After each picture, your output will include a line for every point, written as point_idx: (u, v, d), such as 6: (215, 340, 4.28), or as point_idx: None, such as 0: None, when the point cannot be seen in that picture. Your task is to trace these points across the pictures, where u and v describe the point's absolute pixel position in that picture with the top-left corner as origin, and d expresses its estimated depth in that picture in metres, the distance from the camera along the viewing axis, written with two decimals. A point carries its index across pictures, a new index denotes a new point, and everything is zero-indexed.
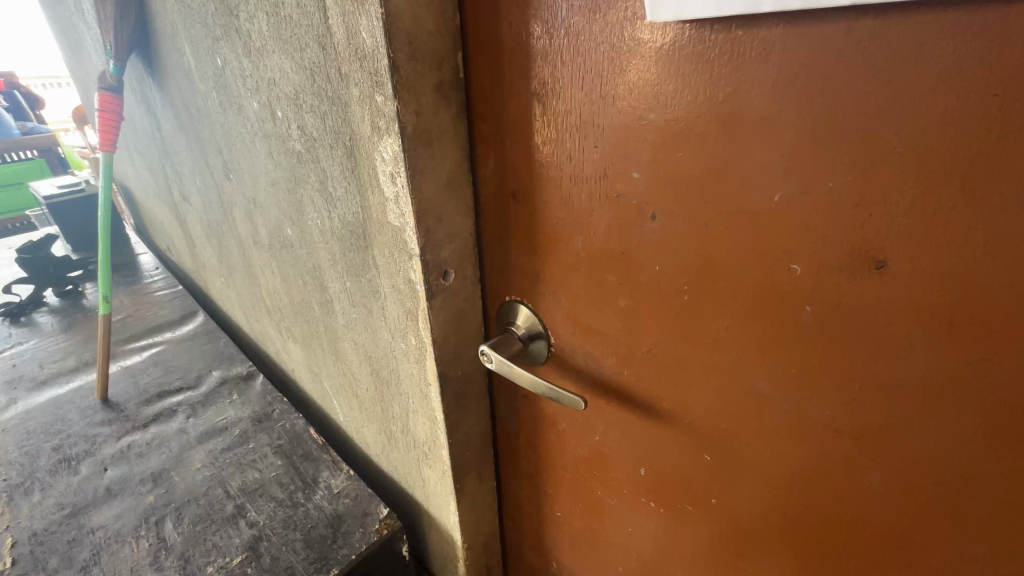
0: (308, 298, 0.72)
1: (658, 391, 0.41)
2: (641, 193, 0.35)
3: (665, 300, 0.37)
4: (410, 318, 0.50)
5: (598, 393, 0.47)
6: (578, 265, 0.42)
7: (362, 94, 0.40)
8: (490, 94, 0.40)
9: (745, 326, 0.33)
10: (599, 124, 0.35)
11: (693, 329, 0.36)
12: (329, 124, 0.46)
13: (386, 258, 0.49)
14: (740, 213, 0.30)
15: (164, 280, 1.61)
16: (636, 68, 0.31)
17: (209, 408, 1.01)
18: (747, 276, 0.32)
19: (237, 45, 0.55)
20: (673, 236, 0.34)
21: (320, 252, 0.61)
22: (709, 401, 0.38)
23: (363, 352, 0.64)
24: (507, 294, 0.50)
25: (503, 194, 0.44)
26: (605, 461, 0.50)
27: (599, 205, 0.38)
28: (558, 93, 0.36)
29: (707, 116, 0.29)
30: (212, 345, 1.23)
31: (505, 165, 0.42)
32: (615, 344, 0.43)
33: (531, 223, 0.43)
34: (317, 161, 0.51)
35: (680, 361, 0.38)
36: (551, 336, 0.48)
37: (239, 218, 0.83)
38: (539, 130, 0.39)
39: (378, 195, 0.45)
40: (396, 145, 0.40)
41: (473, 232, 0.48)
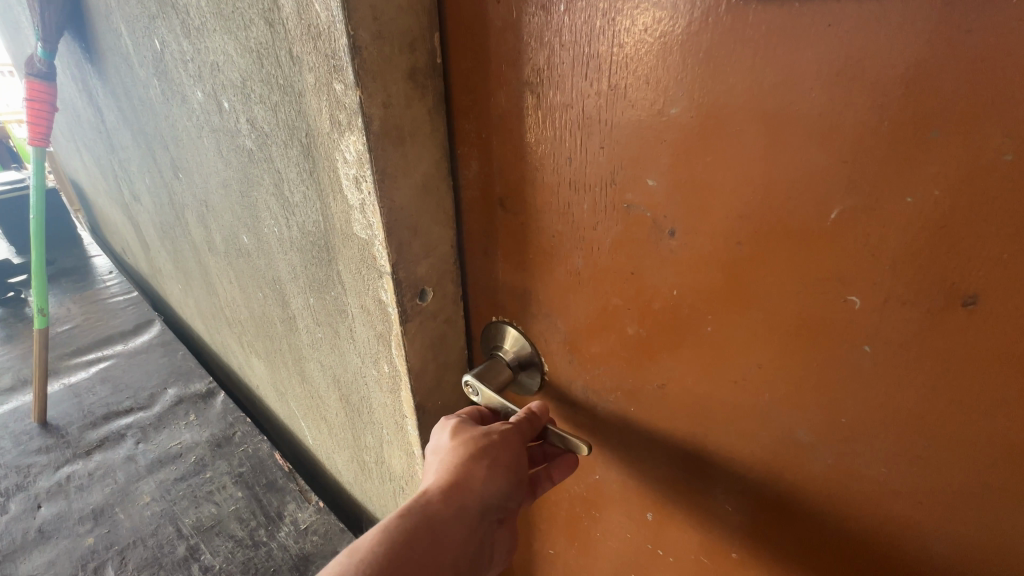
0: (269, 313, 0.64)
1: (670, 431, 0.36)
2: (658, 202, 0.29)
3: (684, 329, 0.31)
4: (382, 342, 0.43)
5: (599, 428, 0.41)
6: (578, 284, 0.36)
7: (319, 81, 0.33)
8: (473, 83, 0.34)
9: (782, 364, 0.28)
10: (607, 120, 0.29)
11: (715, 365, 0.31)
12: (282, 117, 0.39)
13: (353, 275, 0.42)
14: (784, 230, 0.25)
15: (119, 285, 1.49)
16: (654, 52, 0.25)
17: (162, 431, 0.93)
18: (790, 308, 0.26)
19: (175, 24, 0.47)
20: (697, 257, 0.29)
21: (279, 264, 0.54)
22: (732, 444, 0.33)
23: (331, 376, 0.57)
24: (493, 315, 0.43)
25: (488, 202, 0.38)
26: (606, 501, 0.44)
27: (604, 217, 0.32)
28: (557, 81, 0.30)
29: (747, 113, 0.24)
30: (168, 358, 1.14)
31: (492, 167, 0.36)
32: (620, 376, 0.37)
33: (522, 235, 0.37)
34: (270, 160, 0.44)
35: (699, 399, 0.33)
36: (544, 362, 0.42)
37: (192, 222, 0.75)
38: (532, 128, 0.32)
39: (341, 203, 0.38)
40: (360, 143, 0.33)
41: (455, 244, 0.42)
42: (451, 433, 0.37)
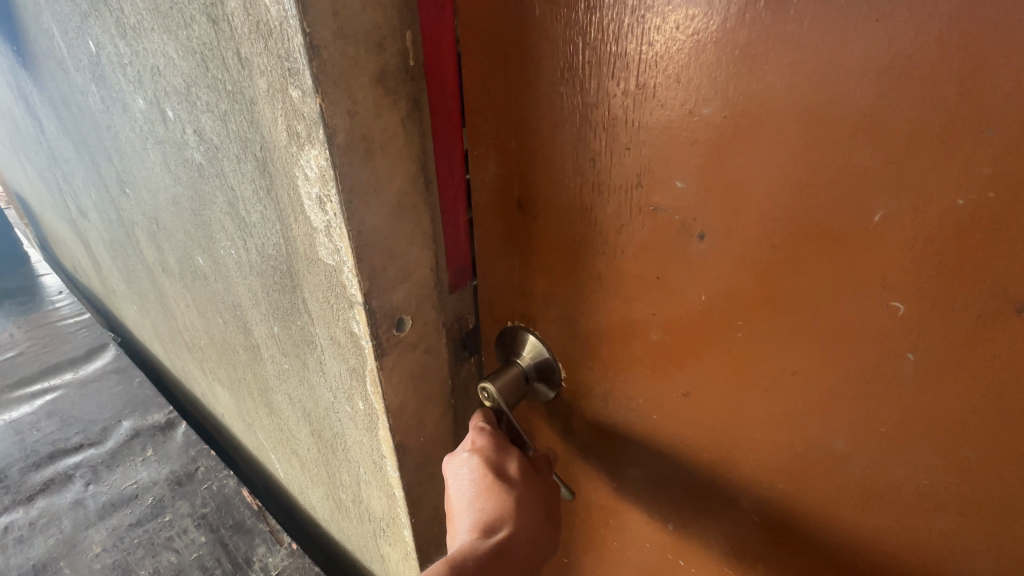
0: (230, 340, 0.59)
1: (696, 444, 0.33)
2: (683, 205, 0.26)
3: (713, 337, 0.29)
4: (355, 378, 0.39)
5: (620, 440, 0.38)
6: (600, 287, 0.33)
7: (271, 87, 0.29)
8: (490, 81, 0.31)
9: (819, 375, 0.25)
10: (633, 122, 0.26)
11: (746, 379, 0.28)
12: (232, 128, 0.34)
13: (321, 304, 0.37)
14: (823, 237, 0.22)
15: (70, 305, 1.39)
16: (684, 51, 0.23)
17: (115, 470, 0.86)
18: (827, 317, 0.24)
19: (109, 24, 0.42)
20: (728, 262, 0.26)
21: (239, 289, 0.49)
22: (765, 454, 0.30)
23: (300, 410, 0.52)
24: (510, 319, 0.41)
25: (504, 204, 0.35)
26: (622, 512, 0.42)
27: (627, 218, 0.29)
28: (574, 77, 0.27)
29: (791, 114, 0.21)
30: (124, 386, 1.06)
31: (508, 168, 0.33)
32: (642, 386, 0.34)
33: (539, 237, 0.34)
34: (222, 176, 0.39)
35: (726, 408, 0.30)
36: (562, 374, 0.40)
37: (143, 241, 0.68)
38: (548, 123, 0.30)
39: (304, 224, 0.33)
40: (322, 159, 0.29)
41: (439, 262, 0.38)
42: (515, 463, 0.37)
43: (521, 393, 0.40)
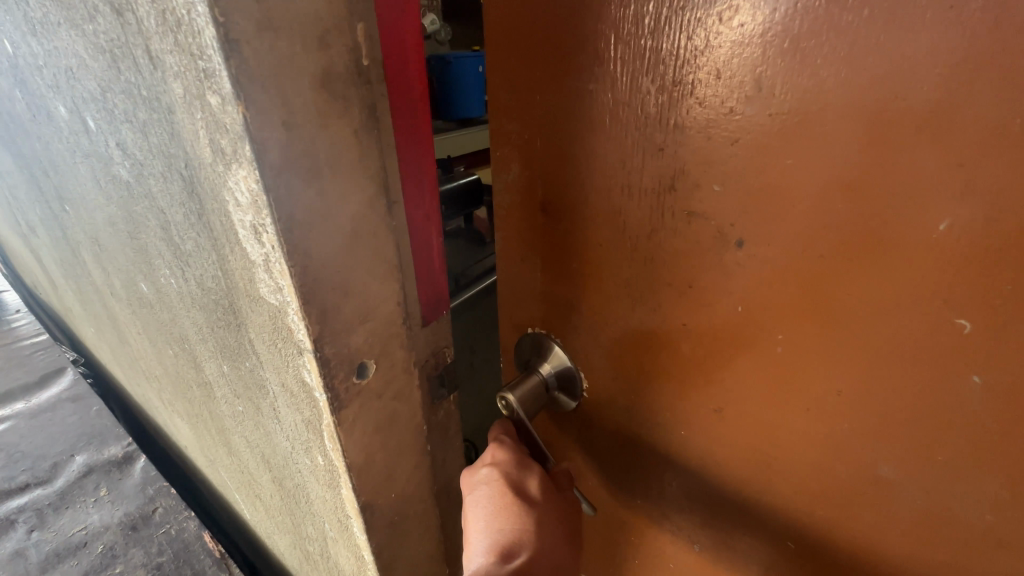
0: (183, 374, 0.52)
1: (726, 464, 0.31)
2: (720, 210, 0.25)
3: (749, 353, 0.27)
4: (311, 430, 0.33)
5: (642, 453, 0.37)
6: (626, 295, 0.31)
7: (187, 92, 0.23)
8: (516, 81, 0.31)
9: (867, 400, 0.24)
10: (668, 121, 0.25)
11: (782, 399, 0.27)
12: (154, 142, 0.29)
13: (268, 347, 0.32)
14: (879, 249, 0.21)
15: (26, 325, 1.30)
16: (726, 47, 0.22)
17: (63, 514, 0.81)
18: (881, 335, 0.22)
19: (19, 20, 0.36)
20: (770, 271, 0.24)
21: (184, 322, 0.43)
22: (803, 477, 0.28)
23: (259, 456, 0.46)
24: (529, 325, 0.40)
25: (530, 205, 0.34)
26: (646, 526, 0.40)
27: (658, 223, 0.28)
28: (606, 79, 0.26)
29: (843, 113, 0.20)
30: (80, 417, 0.99)
31: (534, 169, 0.33)
32: (669, 402, 0.32)
33: (564, 241, 0.33)
34: (151, 197, 0.33)
35: (763, 424, 0.28)
36: (584, 388, 0.38)
37: (89, 262, 0.62)
38: (577, 123, 0.29)
39: (240, 256, 0.28)
40: (252, 180, 0.23)
41: (410, 296, 0.33)
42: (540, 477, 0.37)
43: (541, 403, 0.39)
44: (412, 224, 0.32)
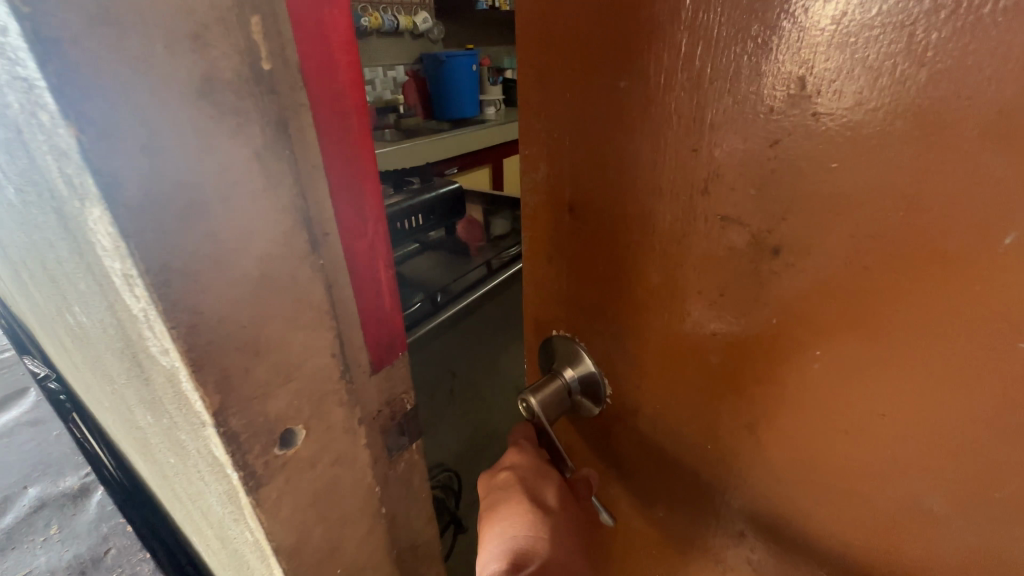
0: (122, 412, 0.47)
1: (751, 490, 0.30)
2: (753, 216, 0.24)
3: (770, 367, 0.26)
4: (234, 505, 0.28)
5: (658, 473, 0.35)
6: (645, 304, 0.30)
7: (21, 109, 0.18)
8: (541, 76, 0.30)
9: (917, 424, 0.22)
10: (700, 119, 0.24)
11: (805, 417, 0.26)
12: (21, 165, 0.23)
13: (176, 409, 0.26)
14: (939, 264, 0.19)
15: None
16: (778, 46, 0.20)
17: (8, 554, 0.75)
18: (936, 355, 0.21)
19: None
20: (813, 284, 0.23)
21: (107, 361, 0.37)
22: (835, 504, 0.27)
23: (199, 511, 0.41)
24: (556, 328, 0.37)
25: (551, 205, 0.33)
26: (661, 552, 0.39)
27: (688, 228, 0.26)
28: (639, 74, 0.25)
29: (904, 109, 0.18)
30: (39, 443, 0.94)
31: (555, 169, 0.31)
32: (684, 418, 0.31)
33: (584, 243, 0.32)
34: (40, 227, 0.28)
35: (797, 446, 0.27)
36: (608, 399, 0.36)
37: (28, 285, 0.56)
38: (603, 122, 0.28)
39: (124, 308, 0.22)
40: (105, 220, 0.18)
41: (351, 341, 0.28)
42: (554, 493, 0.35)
43: (562, 409, 0.36)
44: (353, 258, 0.28)
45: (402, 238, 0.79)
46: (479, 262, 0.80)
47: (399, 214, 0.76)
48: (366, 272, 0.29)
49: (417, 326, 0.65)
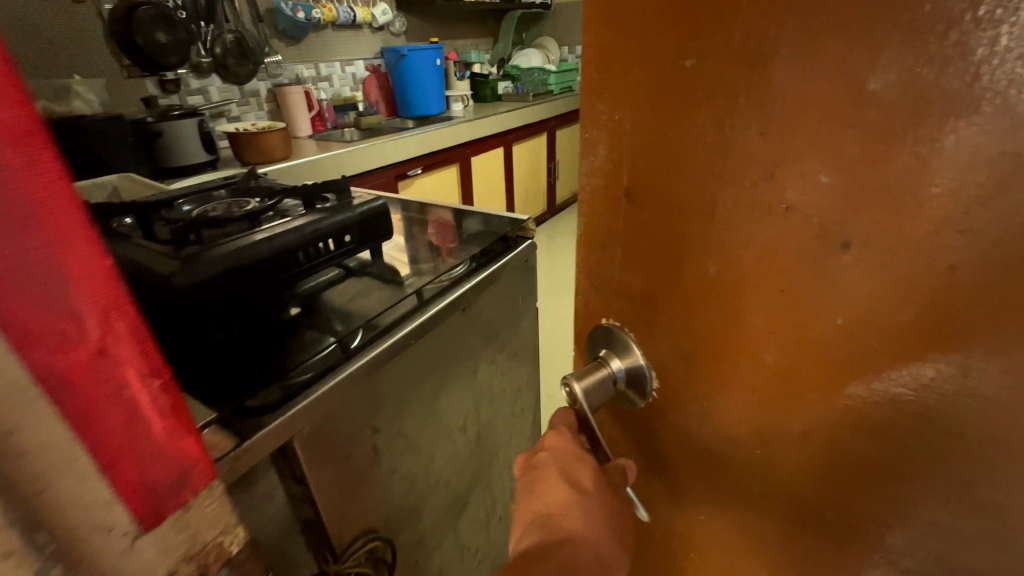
0: None
1: (809, 432, 0.42)
2: (814, 203, 0.36)
3: (815, 329, 0.39)
4: None
5: (712, 416, 0.49)
6: (710, 282, 0.44)
7: None
8: (612, 58, 0.44)
9: (971, 344, 0.32)
10: (769, 114, 0.36)
11: (826, 355, 0.39)
12: None
13: None
14: (1004, 251, 0.29)
15: None
16: (936, 38, 0.28)
17: None
18: (975, 303, 0.31)
19: None
20: (867, 271, 0.35)
21: None
22: (879, 428, 0.38)
23: None
24: (604, 317, 0.56)
25: (616, 189, 0.48)
26: (718, 482, 0.52)
27: (740, 208, 0.40)
28: (703, 58, 0.38)
29: (977, 96, 0.28)
30: None
31: (621, 147, 0.46)
32: (742, 372, 0.45)
33: (649, 220, 0.47)
34: None
35: (825, 363, 0.39)
36: (653, 380, 0.53)
37: None
38: (696, 115, 0.40)
39: None
40: None
41: (84, 504, 0.36)
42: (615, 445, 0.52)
43: (607, 383, 0.56)
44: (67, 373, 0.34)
45: (318, 267, 0.81)
46: (411, 294, 0.91)
47: (308, 242, 0.79)
48: (114, 426, 0.37)
49: (337, 366, 0.75)
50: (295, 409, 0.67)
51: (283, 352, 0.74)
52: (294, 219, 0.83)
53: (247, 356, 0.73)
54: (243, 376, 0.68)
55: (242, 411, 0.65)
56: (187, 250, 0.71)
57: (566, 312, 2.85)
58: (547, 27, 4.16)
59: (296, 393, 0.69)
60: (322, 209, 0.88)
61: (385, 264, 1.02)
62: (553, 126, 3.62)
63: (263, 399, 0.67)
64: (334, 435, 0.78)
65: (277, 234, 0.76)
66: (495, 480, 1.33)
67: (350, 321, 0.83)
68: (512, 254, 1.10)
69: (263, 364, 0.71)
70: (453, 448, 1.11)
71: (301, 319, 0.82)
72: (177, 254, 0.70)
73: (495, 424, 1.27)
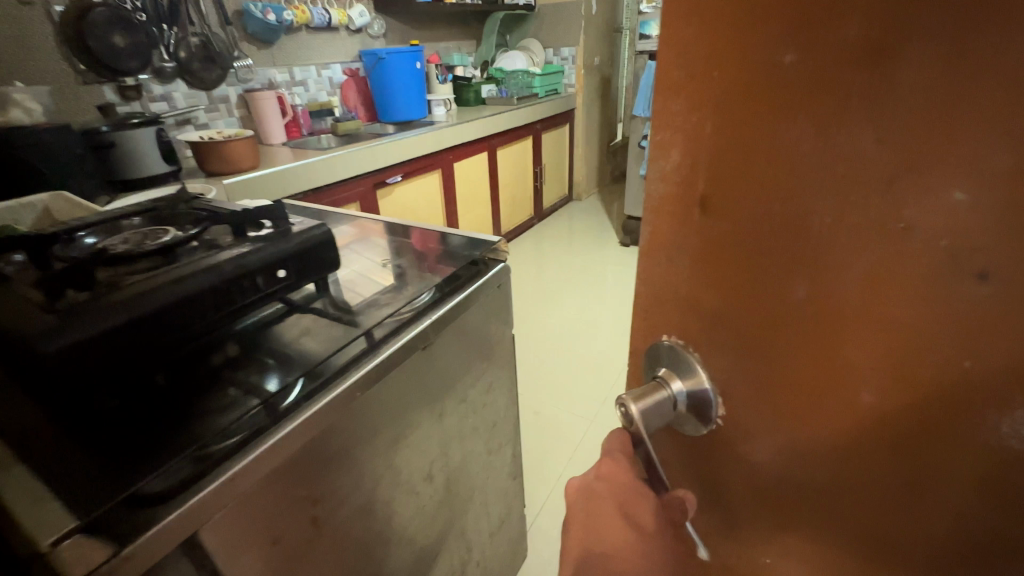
0: None
1: (906, 491, 0.35)
2: (941, 224, 0.29)
3: (927, 373, 0.32)
4: None
5: (791, 461, 0.42)
6: (793, 309, 0.38)
7: None
8: (695, 54, 0.38)
9: None
10: (889, 116, 0.29)
11: (934, 404, 0.32)
12: None
13: None
14: None
15: None
16: None
17: None
18: None
19: None
20: (1007, 306, 0.28)
21: None
22: (1001, 501, 0.30)
23: None
24: (664, 333, 0.49)
25: (686, 201, 0.42)
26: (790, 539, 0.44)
27: (840, 227, 0.33)
28: (809, 51, 0.32)
29: None
30: None
31: (696, 156, 0.40)
32: (826, 412, 0.39)
33: (725, 238, 0.40)
34: None
35: (938, 418, 0.32)
36: (720, 409, 0.46)
37: None
38: (795, 119, 0.33)
39: None
40: None
41: None
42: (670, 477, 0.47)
43: (667, 409, 0.49)
44: None
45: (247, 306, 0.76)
46: (361, 335, 0.85)
47: (232, 280, 0.73)
48: None
49: (265, 430, 0.67)
50: (200, 495, 0.59)
51: (200, 415, 0.68)
52: (219, 253, 0.76)
53: (155, 426, 0.66)
54: (146, 453, 0.61)
55: (137, 499, 0.57)
56: (72, 300, 0.63)
57: (552, 322, 2.78)
58: (531, 29, 4.10)
59: (212, 466, 0.62)
60: (253, 239, 0.82)
61: (333, 297, 0.97)
62: (538, 129, 3.56)
63: (167, 481, 0.59)
64: (267, 509, 0.70)
65: (192, 275, 0.69)
66: (472, 523, 1.24)
67: (286, 371, 0.77)
68: (480, 282, 1.05)
69: (175, 434, 0.64)
70: (417, 502, 1.02)
71: (227, 372, 0.77)
72: (62, 306, 0.62)
73: (471, 463, 1.18)
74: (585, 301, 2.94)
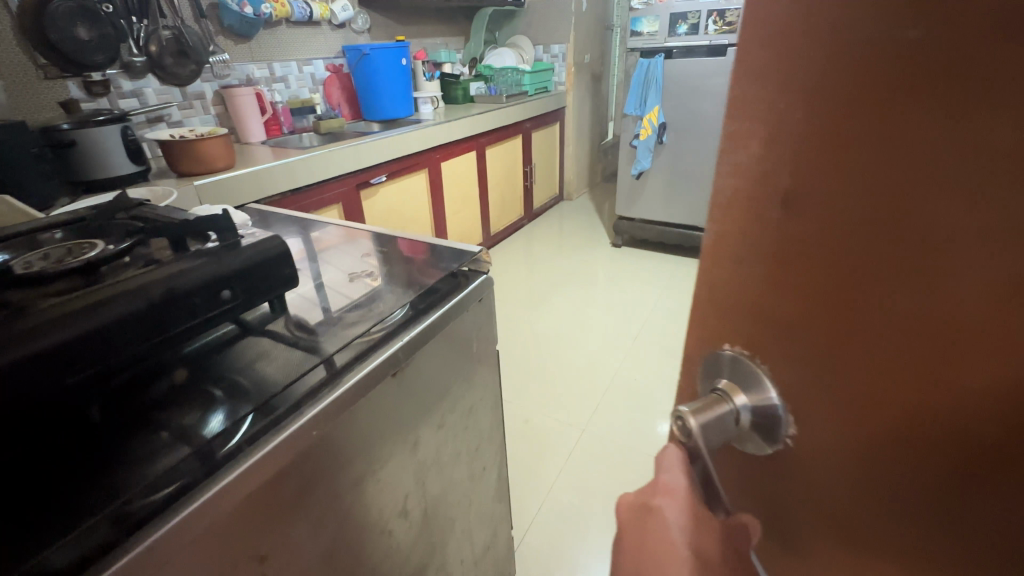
0: None
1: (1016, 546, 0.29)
2: None
3: None
4: None
5: (868, 497, 0.36)
6: (887, 321, 0.32)
7: None
8: (787, 32, 0.33)
9: None
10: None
11: None
12: None
13: None
14: None
15: None
16: None
17: None
18: None
19: None
20: None
21: None
22: None
23: None
24: (726, 341, 0.45)
25: (763, 198, 0.37)
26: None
27: (955, 229, 0.28)
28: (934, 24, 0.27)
29: None
30: None
31: (779, 147, 0.35)
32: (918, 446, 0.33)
33: (807, 237, 0.35)
34: None
35: None
36: (788, 428, 0.41)
37: None
38: (910, 104, 0.28)
39: None
40: None
41: None
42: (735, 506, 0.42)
43: (728, 425, 0.44)
44: None
45: (185, 332, 0.66)
46: (319, 363, 0.76)
47: (164, 305, 0.62)
48: None
49: (201, 482, 0.59)
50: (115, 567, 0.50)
51: (127, 463, 0.59)
52: (151, 270, 0.65)
53: (74, 475, 0.57)
54: (54, 516, 0.52)
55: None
56: None
57: (541, 327, 2.73)
58: (520, 26, 4.05)
59: (133, 529, 0.53)
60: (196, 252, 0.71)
61: (291, 317, 0.88)
62: (527, 129, 3.52)
63: (75, 551, 0.50)
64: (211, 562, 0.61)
65: (113, 302, 0.58)
66: (454, 553, 1.17)
67: (234, 407, 0.68)
68: (460, 296, 0.98)
69: (90, 490, 0.55)
70: (390, 542, 0.93)
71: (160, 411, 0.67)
72: None
73: (450, 494, 1.10)
74: (572, 308, 2.89)
